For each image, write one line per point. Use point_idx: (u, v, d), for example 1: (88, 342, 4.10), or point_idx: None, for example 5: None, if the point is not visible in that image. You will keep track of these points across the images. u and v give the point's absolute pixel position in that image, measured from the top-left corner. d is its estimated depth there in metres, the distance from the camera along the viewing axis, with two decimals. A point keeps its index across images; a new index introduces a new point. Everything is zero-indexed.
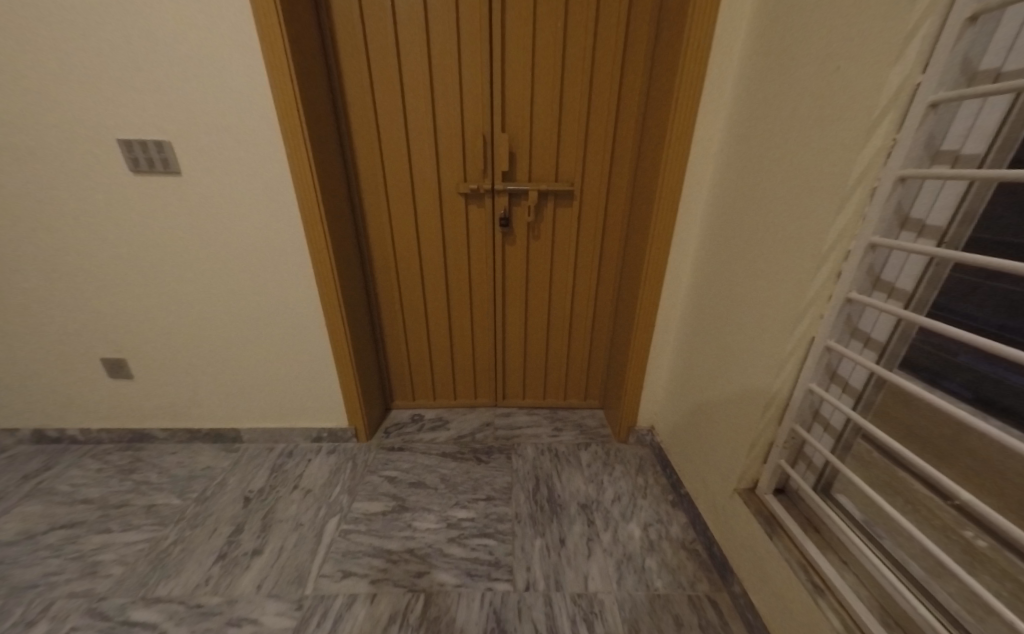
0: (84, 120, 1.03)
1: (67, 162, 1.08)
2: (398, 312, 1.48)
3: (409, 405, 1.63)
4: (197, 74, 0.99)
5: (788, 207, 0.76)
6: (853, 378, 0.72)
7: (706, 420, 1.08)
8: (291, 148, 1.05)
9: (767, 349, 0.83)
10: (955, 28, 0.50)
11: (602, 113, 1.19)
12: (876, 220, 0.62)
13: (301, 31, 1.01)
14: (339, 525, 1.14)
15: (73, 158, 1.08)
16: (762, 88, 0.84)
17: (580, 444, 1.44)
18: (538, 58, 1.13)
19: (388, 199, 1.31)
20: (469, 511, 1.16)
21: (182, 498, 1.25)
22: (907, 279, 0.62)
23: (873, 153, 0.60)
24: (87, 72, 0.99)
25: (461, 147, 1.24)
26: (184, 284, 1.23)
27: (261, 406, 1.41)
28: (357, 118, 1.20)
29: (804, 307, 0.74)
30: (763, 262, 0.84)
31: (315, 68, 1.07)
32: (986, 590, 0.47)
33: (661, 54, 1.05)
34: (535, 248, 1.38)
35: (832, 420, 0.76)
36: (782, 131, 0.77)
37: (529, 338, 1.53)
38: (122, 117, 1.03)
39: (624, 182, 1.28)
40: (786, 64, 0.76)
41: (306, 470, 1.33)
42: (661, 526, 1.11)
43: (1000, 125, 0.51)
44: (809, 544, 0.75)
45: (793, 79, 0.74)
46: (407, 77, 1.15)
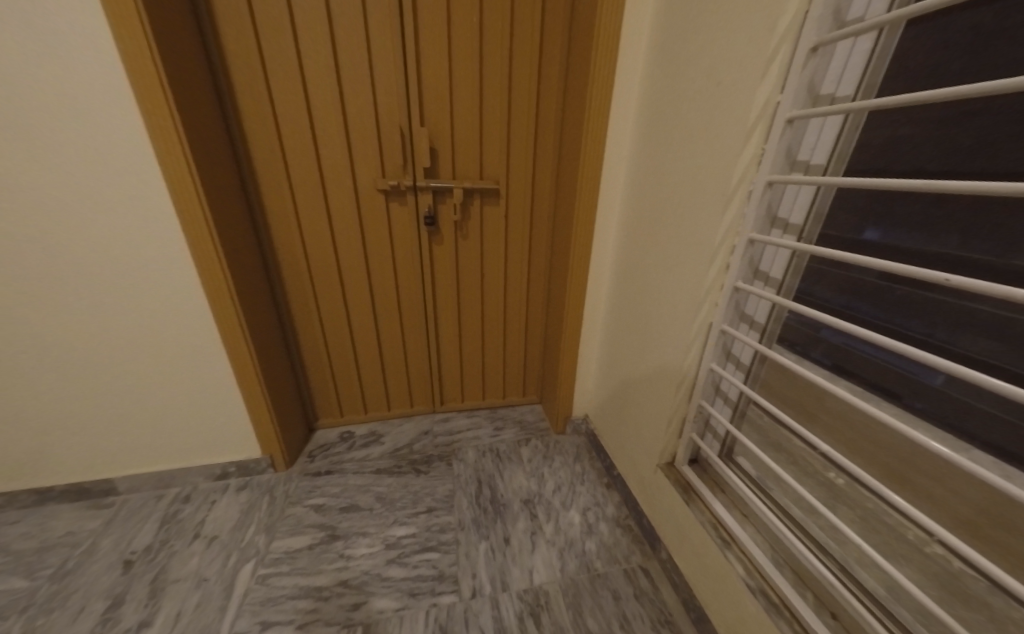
0: None
1: None
2: (314, 322, 1.35)
3: (335, 423, 1.50)
4: (20, 43, 0.80)
5: (688, 207, 0.85)
6: (742, 355, 0.84)
7: (630, 404, 1.16)
8: (160, 141, 0.90)
9: (677, 335, 0.92)
10: (802, 56, 0.60)
11: (523, 113, 1.21)
12: (753, 218, 0.71)
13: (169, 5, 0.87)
14: (256, 571, 1.00)
15: None
16: (661, 100, 0.93)
17: (520, 440, 1.45)
18: (455, 55, 1.12)
19: (295, 199, 1.19)
20: (409, 527, 1.11)
21: (31, 578, 0.99)
22: (778, 269, 0.74)
23: (748, 160, 0.70)
24: None
25: (378, 143, 1.17)
26: (19, 307, 0.98)
27: (143, 447, 1.18)
28: (248, 106, 1.06)
29: (703, 296, 0.83)
30: (671, 257, 0.93)
31: (189, 50, 0.93)
32: (826, 512, 0.61)
33: (574, 59, 1.10)
34: (463, 247, 1.36)
35: (729, 393, 0.88)
36: (681, 138, 0.86)
37: (464, 339, 1.51)
38: None
39: (548, 180, 1.32)
40: (679, 80, 0.86)
41: (209, 515, 1.15)
42: (598, 508, 1.18)
43: (836, 140, 0.63)
44: (717, 504, 0.86)
45: (686, 93, 0.83)
46: (309, 67, 1.06)
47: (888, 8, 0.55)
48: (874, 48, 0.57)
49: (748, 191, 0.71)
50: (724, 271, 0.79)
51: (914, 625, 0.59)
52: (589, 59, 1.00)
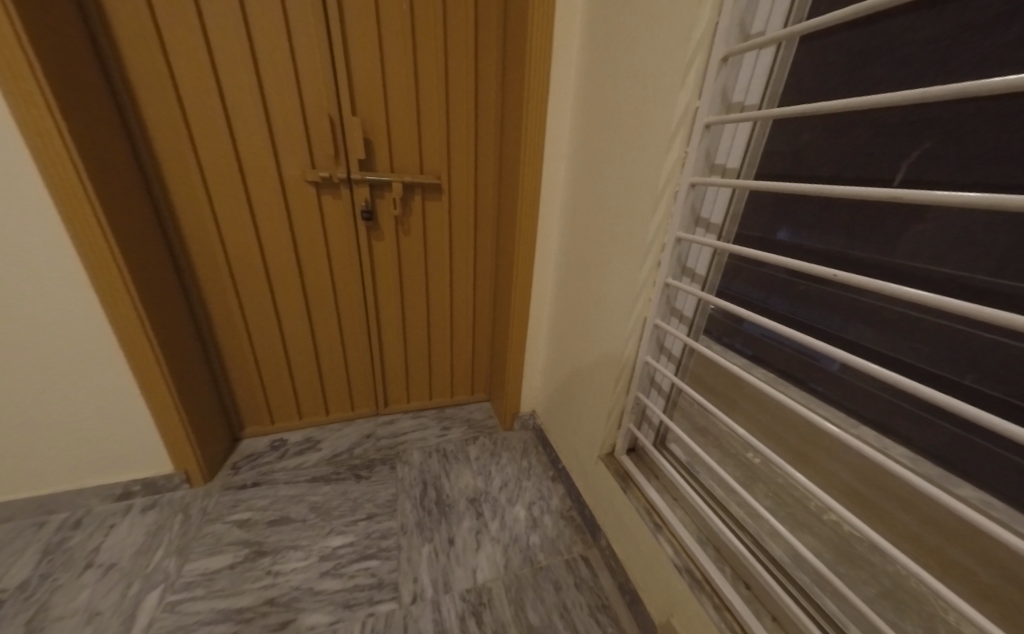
0: None
1: None
2: (238, 320, 1.23)
3: (265, 430, 1.39)
4: None
5: (623, 207, 0.88)
6: (672, 347, 0.89)
7: (572, 397, 1.19)
8: (23, 107, 0.76)
9: (615, 329, 0.96)
10: (715, 65, 0.64)
11: (462, 110, 1.19)
12: (679, 218, 0.75)
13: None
14: (163, 598, 0.89)
15: None
16: (595, 104, 0.95)
17: (467, 439, 1.43)
18: (387, 43, 1.07)
19: (209, 186, 1.07)
20: (346, 536, 1.04)
21: None
22: (703, 266, 0.80)
23: (673, 163, 0.74)
24: None
25: (305, 130, 1.09)
26: None
27: (18, 470, 1.01)
28: (145, 78, 0.94)
29: (638, 291, 0.86)
30: (608, 254, 0.96)
31: (63, 10, 0.80)
32: (748, 495, 0.66)
33: (511, 58, 1.11)
34: (405, 242, 1.31)
35: (661, 383, 0.93)
36: (615, 140, 0.88)
37: (409, 336, 1.46)
38: None
39: (490, 178, 1.31)
40: (611, 84, 0.88)
41: (107, 540, 1.01)
42: (543, 502, 1.19)
43: (747, 145, 0.68)
44: (651, 489, 0.90)
45: (617, 96, 0.86)
46: (219, 42, 0.96)
47: (784, 24, 0.60)
48: (774, 62, 0.63)
49: (675, 191, 0.75)
50: (656, 268, 0.82)
51: (811, 587, 0.66)
52: (525, 61, 1.01)
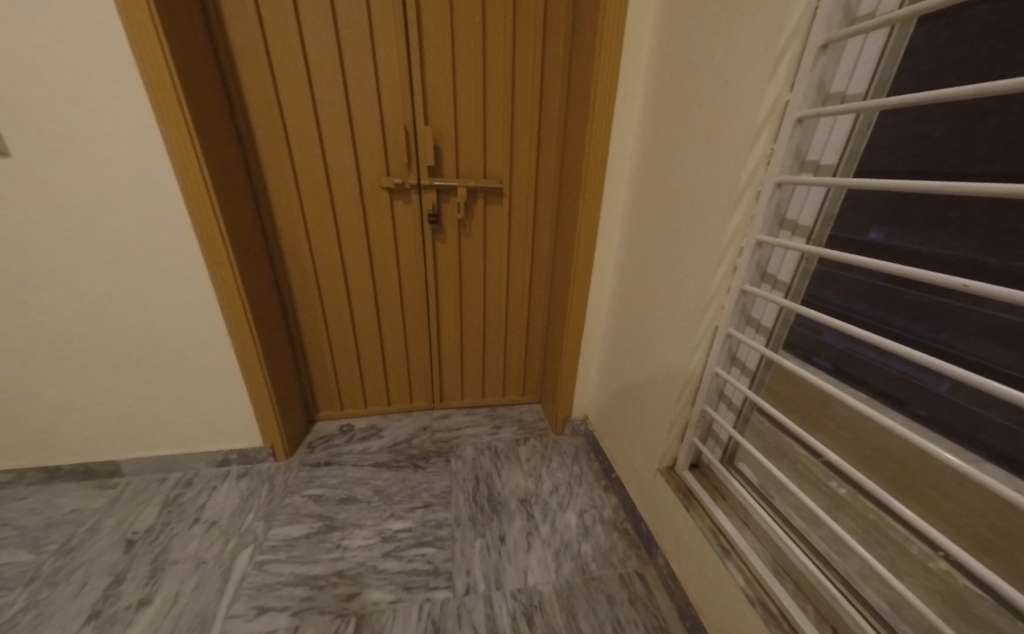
0: None
1: None
2: (318, 313, 1.36)
3: (336, 415, 1.51)
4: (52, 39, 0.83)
5: (696, 208, 0.83)
6: (748, 359, 0.83)
7: (630, 405, 1.16)
8: (171, 132, 0.92)
9: (682, 337, 0.91)
10: (811, 53, 0.59)
11: (526, 115, 1.21)
12: (762, 219, 0.70)
13: (180, 8, 0.90)
14: (253, 556, 1.00)
15: None
16: (667, 103, 0.92)
17: (519, 439, 1.44)
18: (458, 55, 1.12)
19: (300, 192, 1.20)
20: (405, 521, 1.11)
21: (36, 552, 0.99)
22: (786, 272, 0.73)
23: (757, 161, 0.68)
24: None
25: (383, 140, 1.18)
26: (36, 285, 1.02)
27: (149, 431, 1.20)
28: (255, 99, 1.08)
29: (710, 298, 0.81)
30: (676, 258, 0.91)
31: (198, 46, 0.95)
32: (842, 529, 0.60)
33: (577, 62, 1.11)
34: (467, 244, 1.36)
35: (733, 398, 0.87)
36: (689, 138, 0.84)
37: (466, 335, 1.51)
38: None
39: (551, 181, 1.31)
40: (686, 81, 0.85)
41: (210, 500, 1.15)
42: (595, 511, 1.16)
43: (847, 139, 0.62)
44: (717, 510, 0.84)
45: (693, 92, 0.82)
46: (315, 63, 1.07)
47: (900, 5, 0.54)
48: (885, 46, 0.56)
49: (757, 191, 0.70)
50: (732, 273, 0.77)
51: None
52: (593, 62, 1.00)
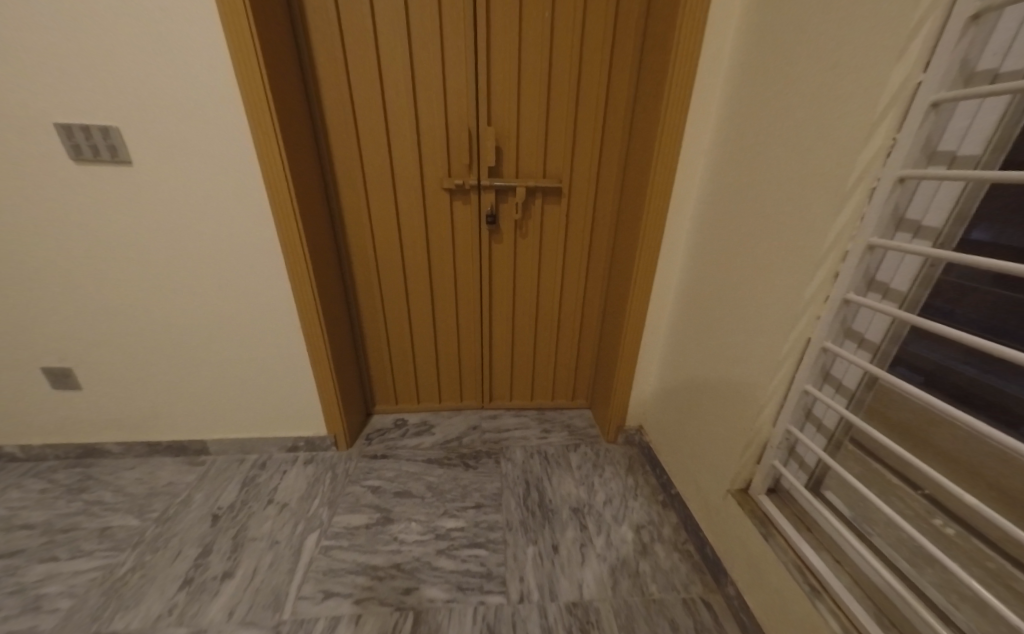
0: (40, 102, 0.94)
1: (21, 148, 0.98)
2: (378, 309, 1.42)
3: (391, 409, 1.56)
4: (169, 59, 0.93)
5: (790, 206, 0.75)
6: (846, 378, 0.73)
7: (695, 417, 1.08)
8: (261, 141, 1.00)
9: (764, 349, 0.82)
10: (957, 26, 0.50)
11: (591, 113, 1.17)
12: (875, 219, 0.62)
13: (273, 23, 0.96)
14: (319, 541, 1.05)
15: (24, 141, 0.98)
16: (756, 90, 0.84)
17: (569, 445, 1.39)
18: (524, 54, 1.10)
19: (368, 194, 1.25)
20: (458, 520, 1.11)
21: (141, 518, 1.11)
22: (902, 279, 0.63)
23: (873, 153, 0.60)
24: (47, 49, 0.90)
25: (445, 141, 1.19)
26: (148, 278, 1.14)
27: (234, 414, 1.31)
28: (332, 105, 1.14)
29: (803, 307, 0.73)
30: (761, 262, 0.83)
31: (286, 57, 1.02)
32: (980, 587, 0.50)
33: (649, 53, 1.05)
34: (522, 246, 1.34)
35: (826, 421, 0.78)
36: (783, 127, 0.76)
37: (517, 335, 1.50)
38: (83, 100, 0.95)
39: (612, 179, 1.26)
40: (782, 64, 0.76)
41: (282, 483, 1.23)
42: (653, 528, 1.09)
43: (996, 125, 0.52)
44: (804, 544, 0.76)
45: (791, 77, 0.74)
46: (387, 70, 1.11)
47: None
48: None
49: (872, 187, 0.61)
50: (833, 279, 0.69)
51: None
52: (670, 51, 0.94)
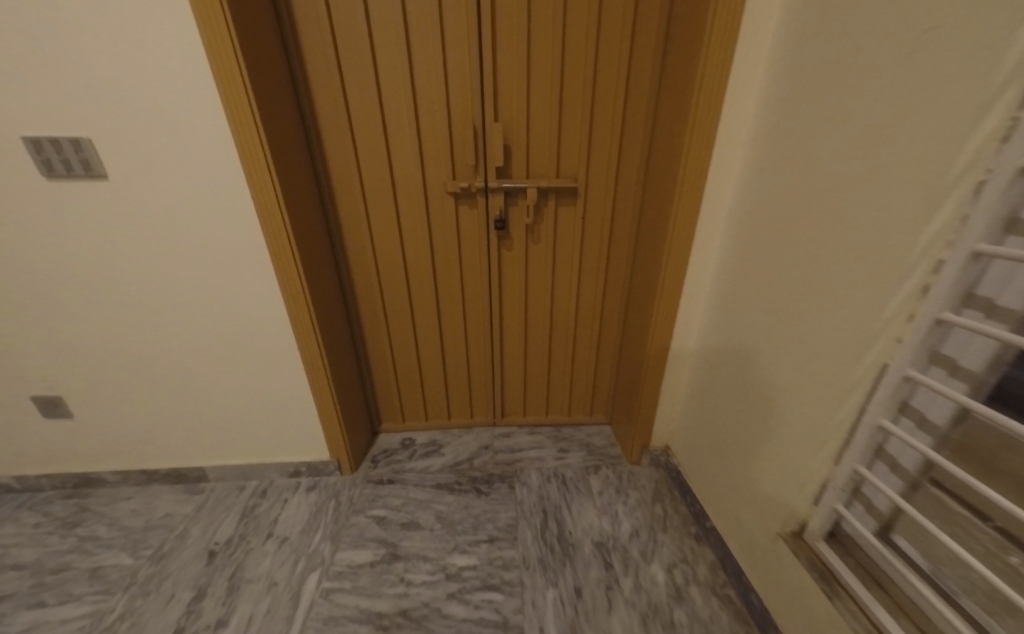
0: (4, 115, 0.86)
1: None
2: (381, 323, 1.32)
3: (398, 428, 1.47)
4: (138, 60, 0.83)
5: (866, 207, 0.62)
6: (931, 413, 0.60)
7: (735, 444, 0.96)
8: (245, 145, 0.90)
9: (827, 375, 0.71)
10: None
11: (609, 104, 1.06)
12: (984, 222, 0.48)
13: (256, 19, 0.87)
14: (320, 583, 0.97)
15: None
16: (815, 70, 0.70)
17: (589, 467, 1.29)
18: (533, 41, 0.99)
19: (366, 201, 1.16)
20: (470, 557, 1.01)
21: (134, 556, 1.05)
22: (1014, 295, 0.49)
23: (984, 139, 0.47)
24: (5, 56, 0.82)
25: (449, 142, 1.09)
26: (134, 300, 1.07)
27: (232, 439, 1.24)
28: (325, 105, 1.04)
29: (881, 327, 0.61)
30: (823, 273, 0.70)
31: (272, 56, 0.92)
32: None
33: (677, 35, 0.93)
34: (534, 252, 1.24)
35: (903, 461, 0.64)
36: (856, 112, 0.62)
37: (531, 348, 1.39)
38: (49, 111, 0.86)
39: (633, 177, 1.14)
40: (850, 36, 0.63)
41: (282, 514, 1.16)
42: (687, 567, 0.98)
43: None
44: (879, 609, 0.62)
45: (868, 49, 0.60)
46: (383, 63, 1.00)
47: None
48: None
49: (980, 181, 0.48)
50: (921, 296, 0.56)
51: None
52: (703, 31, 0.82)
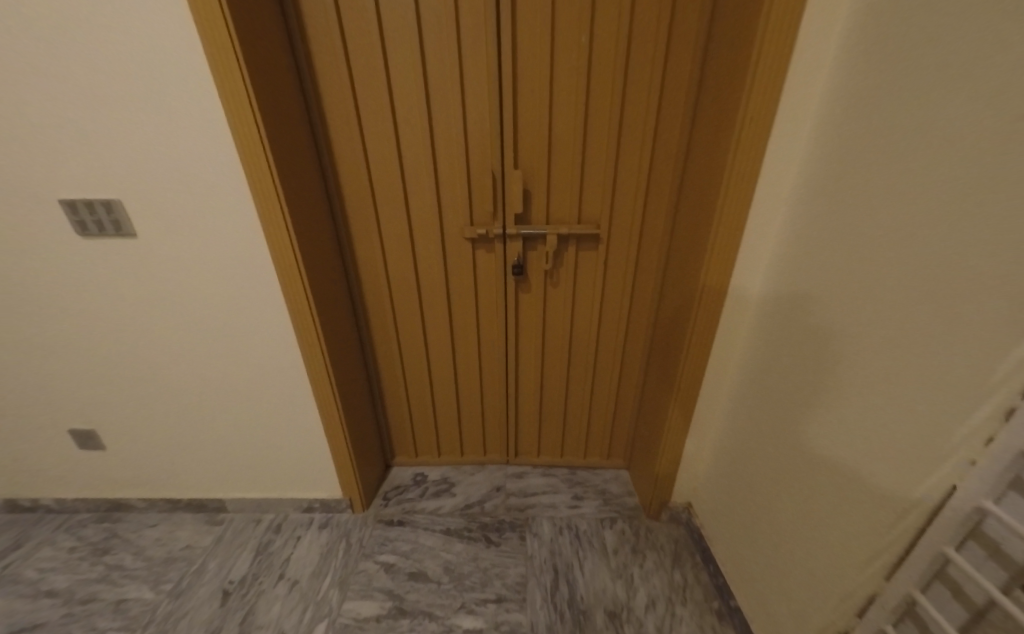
0: (37, 175, 0.90)
1: (27, 223, 0.95)
2: (395, 360, 1.31)
3: (411, 462, 1.46)
4: (157, 122, 0.84)
5: (935, 307, 0.54)
6: (1009, 544, 0.48)
7: (768, 523, 0.88)
8: (261, 199, 0.89)
9: (879, 482, 0.63)
10: None
11: (636, 148, 1.00)
12: None
13: (277, 77, 0.86)
14: None
15: (33, 218, 0.94)
16: (874, 136, 0.62)
17: (604, 519, 1.24)
18: (557, 85, 0.95)
19: (383, 243, 1.14)
20: (477, 619, 0.99)
21: (155, 591, 1.09)
22: None
23: None
24: (35, 120, 0.84)
25: (467, 187, 1.06)
26: (158, 344, 1.10)
27: (248, 474, 1.26)
28: (343, 151, 1.03)
29: (952, 445, 0.52)
30: (882, 366, 0.62)
31: (291, 110, 0.91)
32: None
33: (712, 84, 0.86)
34: (552, 296, 1.19)
35: (968, 590, 0.52)
36: (931, 193, 0.54)
37: (548, 389, 1.34)
38: (77, 172, 0.89)
39: (660, 221, 1.07)
40: (920, 106, 0.55)
41: (294, 553, 1.17)
42: None
43: None
44: None
45: (949, 124, 0.51)
46: (402, 109, 0.98)
47: None
48: None
49: None
50: (1003, 420, 0.47)
51: None
52: (742, 85, 0.75)
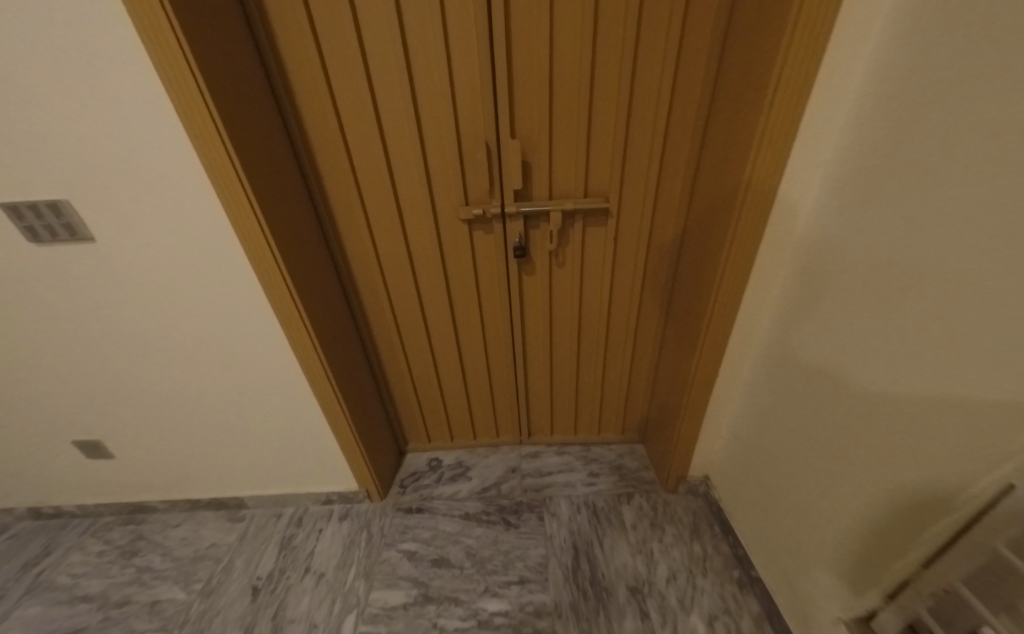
0: None
1: None
2: (398, 350, 1.27)
3: (424, 447, 1.46)
4: (91, 111, 0.72)
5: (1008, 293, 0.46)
6: None
7: (792, 502, 0.86)
8: (226, 193, 0.79)
9: (920, 473, 0.58)
10: None
11: (649, 104, 0.88)
12: None
13: (227, 47, 0.73)
14: (357, 626, 1.01)
15: None
16: (943, 83, 0.51)
17: (621, 495, 1.25)
18: (557, 33, 0.81)
19: (372, 230, 1.05)
20: (502, 602, 1.02)
21: (186, 591, 1.12)
22: None
23: None
24: None
25: (460, 161, 0.95)
26: (147, 353, 1.04)
27: (262, 473, 1.26)
28: (316, 129, 0.91)
29: (1018, 447, 0.47)
30: (931, 354, 0.55)
31: (252, 88, 0.79)
32: None
33: (746, 23, 0.73)
34: (559, 276, 1.12)
35: None
36: (1020, 155, 0.44)
37: (558, 369, 1.30)
38: (14, 175, 0.79)
39: (677, 185, 0.97)
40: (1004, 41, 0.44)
41: (318, 546, 1.19)
42: (729, 620, 0.95)
43: None
44: None
45: None
46: (378, 74, 0.85)
47: None
48: None
49: None
50: None
51: None
52: (782, 25, 0.63)
